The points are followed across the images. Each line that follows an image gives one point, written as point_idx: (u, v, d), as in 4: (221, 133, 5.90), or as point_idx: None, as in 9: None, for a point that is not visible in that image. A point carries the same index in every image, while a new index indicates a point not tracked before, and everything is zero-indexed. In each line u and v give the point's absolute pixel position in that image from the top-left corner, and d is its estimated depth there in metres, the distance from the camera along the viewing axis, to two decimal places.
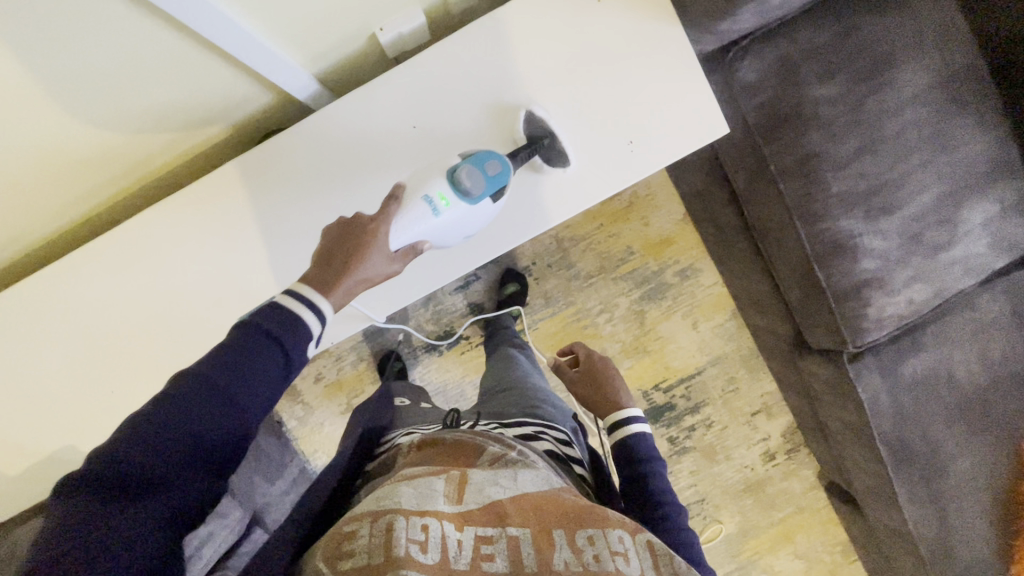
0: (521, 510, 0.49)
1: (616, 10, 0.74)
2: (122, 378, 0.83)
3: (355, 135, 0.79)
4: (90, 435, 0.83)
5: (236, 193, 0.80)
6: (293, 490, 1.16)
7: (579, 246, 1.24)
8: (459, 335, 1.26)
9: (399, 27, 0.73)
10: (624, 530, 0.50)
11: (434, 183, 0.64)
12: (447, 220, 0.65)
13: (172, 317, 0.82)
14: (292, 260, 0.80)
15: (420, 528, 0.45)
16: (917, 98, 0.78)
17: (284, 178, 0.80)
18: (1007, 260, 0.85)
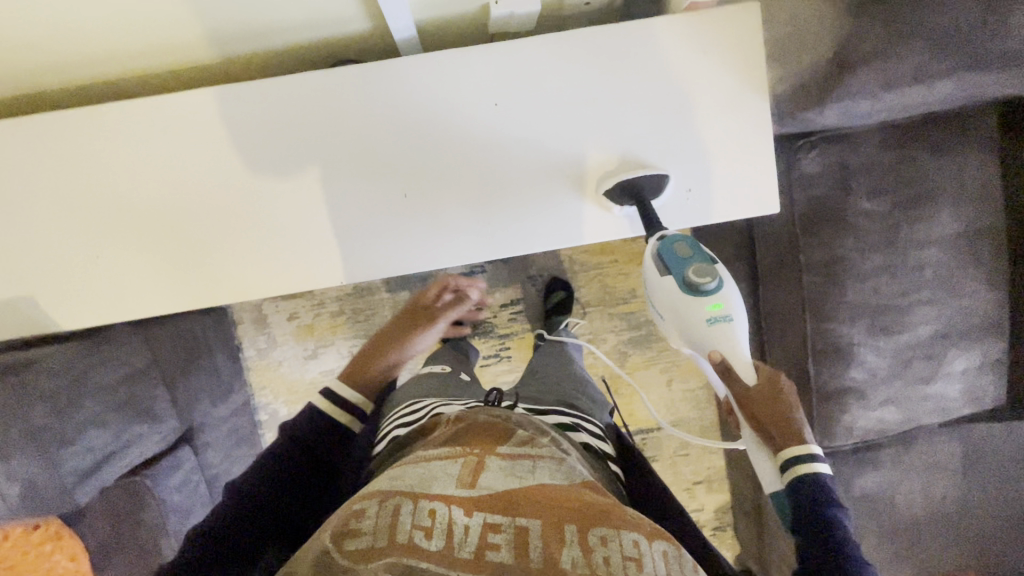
0: (536, 501, 0.48)
1: (714, 69, 0.75)
2: (136, 263, 0.77)
3: (435, 90, 0.76)
4: (64, 303, 0.77)
5: (288, 112, 0.75)
6: (233, 420, 1.11)
7: (587, 272, 1.25)
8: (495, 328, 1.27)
9: (514, 7, 0.73)
10: (640, 536, 0.47)
11: (702, 327, 0.69)
12: (734, 311, 0.70)
13: (190, 216, 0.76)
14: (330, 199, 0.77)
15: (427, 513, 0.46)
16: (943, 240, 0.84)
17: (355, 102, 0.75)
18: (972, 409, 0.91)
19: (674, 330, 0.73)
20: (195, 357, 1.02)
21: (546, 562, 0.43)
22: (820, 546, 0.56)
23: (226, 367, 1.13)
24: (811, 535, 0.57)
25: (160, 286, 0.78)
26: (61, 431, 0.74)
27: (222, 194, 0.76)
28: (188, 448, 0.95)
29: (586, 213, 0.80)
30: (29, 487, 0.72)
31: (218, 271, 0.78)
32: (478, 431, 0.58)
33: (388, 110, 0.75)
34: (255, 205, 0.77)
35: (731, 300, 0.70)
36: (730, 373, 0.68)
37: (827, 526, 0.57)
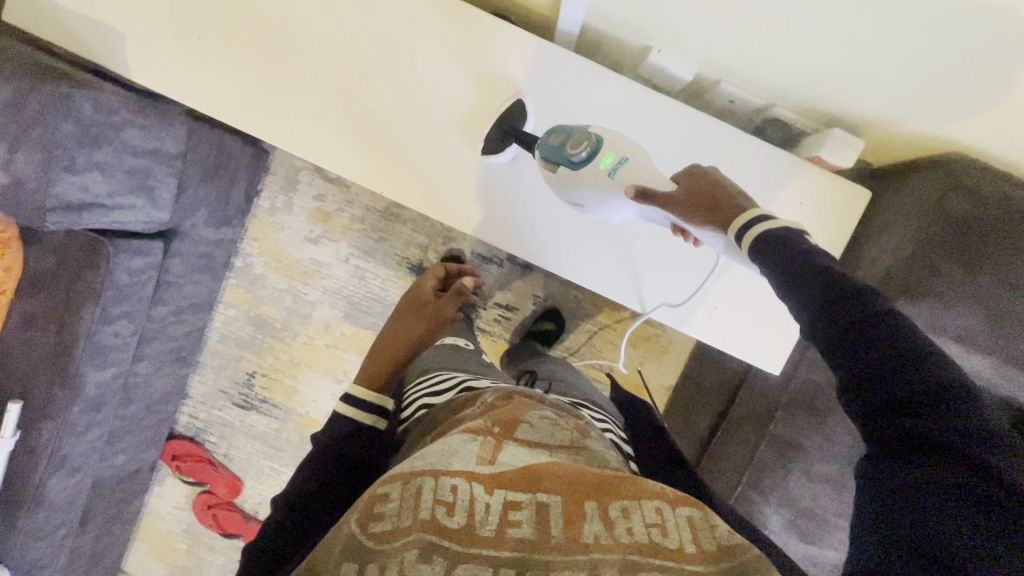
0: (556, 476, 0.54)
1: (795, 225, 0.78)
2: (281, 94, 0.80)
3: (564, 91, 0.79)
4: (153, 60, 0.80)
5: (437, 25, 0.78)
6: (214, 247, 1.12)
7: (586, 324, 1.27)
8: (478, 310, 1.28)
9: (669, 63, 0.77)
10: (660, 502, 0.53)
11: (610, 185, 0.68)
12: (629, 152, 0.68)
13: (298, 52, 0.79)
14: (417, 115, 0.80)
15: (449, 490, 0.51)
16: None
17: (497, 52, 0.78)
18: None
19: (594, 204, 0.71)
20: (219, 174, 1.04)
21: (567, 535, 0.49)
22: (889, 401, 0.44)
23: (238, 200, 1.13)
24: (876, 393, 0.45)
25: (230, 91, 0.81)
26: (70, 157, 0.71)
27: (337, 52, 0.79)
28: (160, 244, 0.98)
29: (619, 271, 0.85)
30: (15, 182, 0.69)
31: (285, 115, 0.81)
32: (500, 408, 0.64)
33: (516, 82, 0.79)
34: (405, 100, 0.80)
35: (610, 153, 0.68)
36: (647, 196, 0.64)
37: (890, 372, 0.44)
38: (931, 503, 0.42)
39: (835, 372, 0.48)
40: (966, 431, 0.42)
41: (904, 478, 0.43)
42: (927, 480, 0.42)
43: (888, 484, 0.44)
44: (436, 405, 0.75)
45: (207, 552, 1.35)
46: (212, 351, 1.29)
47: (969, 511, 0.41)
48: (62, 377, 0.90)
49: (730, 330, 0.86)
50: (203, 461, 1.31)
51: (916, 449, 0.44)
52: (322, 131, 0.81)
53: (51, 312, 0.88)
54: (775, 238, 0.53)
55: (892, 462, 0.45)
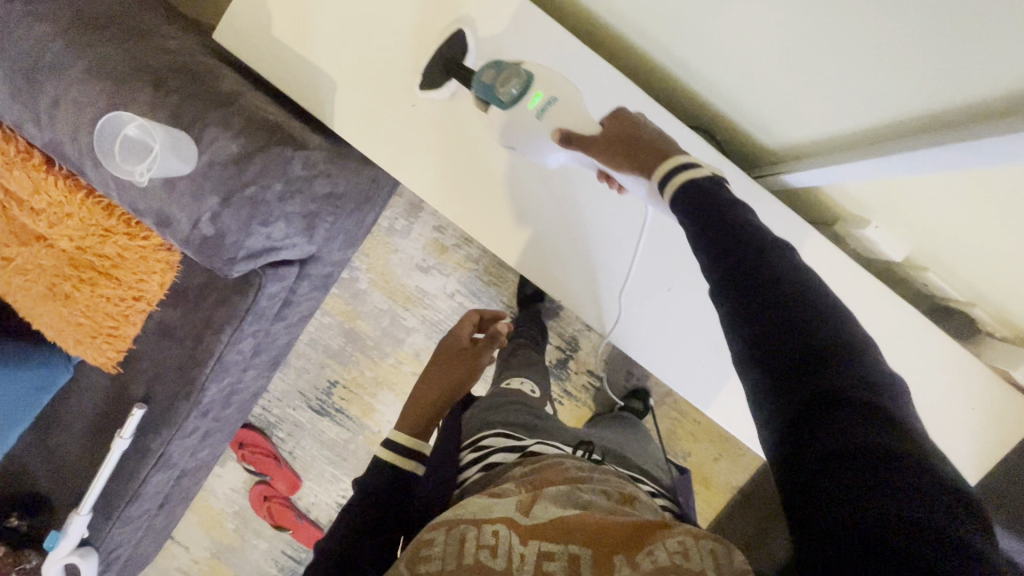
0: (586, 523, 0.52)
1: (961, 425, 0.78)
2: (417, 136, 0.76)
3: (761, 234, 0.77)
4: (367, 113, 0.76)
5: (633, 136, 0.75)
6: (334, 266, 1.08)
7: (670, 409, 1.27)
8: (568, 371, 1.27)
9: (883, 241, 0.75)
10: (685, 535, 0.51)
11: (539, 128, 0.66)
12: (560, 91, 0.65)
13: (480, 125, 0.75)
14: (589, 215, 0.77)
15: (491, 534, 0.52)
16: None
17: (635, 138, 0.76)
18: None
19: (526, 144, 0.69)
20: (365, 205, 1.00)
21: None
22: (796, 362, 0.41)
23: (368, 222, 1.09)
24: (779, 360, 0.41)
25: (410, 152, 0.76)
26: (267, 207, 0.66)
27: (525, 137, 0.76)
28: (296, 268, 0.94)
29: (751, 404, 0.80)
30: (215, 236, 0.66)
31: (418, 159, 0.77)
32: (546, 474, 0.62)
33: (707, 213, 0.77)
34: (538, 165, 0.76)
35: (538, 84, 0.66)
36: (572, 141, 0.63)
37: (785, 326, 0.42)
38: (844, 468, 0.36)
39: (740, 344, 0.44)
40: (860, 384, 0.39)
41: (815, 443, 0.38)
42: (842, 446, 0.37)
43: (808, 448, 0.38)
44: (502, 464, 0.67)
45: (253, 536, 1.38)
46: (299, 352, 1.30)
47: (866, 476, 0.35)
48: (186, 389, 0.89)
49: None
50: (268, 454, 1.33)
51: (830, 403, 0.38)
52: (450, 182, 0.78)
53: (190, 328, 0.87)
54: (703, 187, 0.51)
55: (813, 450, 0.38)
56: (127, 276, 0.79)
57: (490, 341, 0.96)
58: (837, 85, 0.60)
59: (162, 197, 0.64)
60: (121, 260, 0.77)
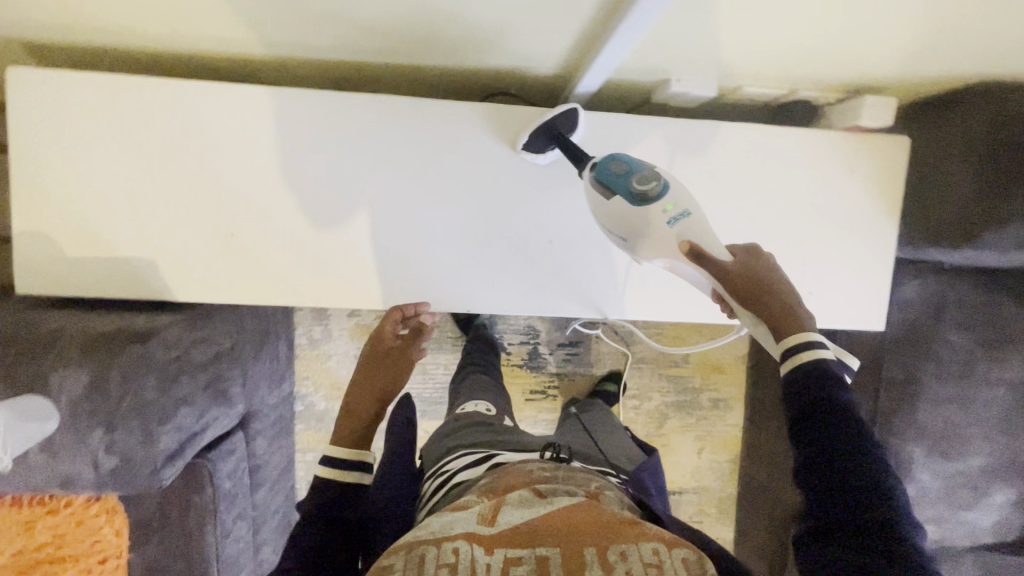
0: (563, 529, 0.58)
1: (863, 199, 0.82)
2: (198, 246, 0.75)
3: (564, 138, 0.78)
4: (178, 271, 0.75)
5: (422, 135, 0.76)
6: (279, 408, 1.08)
7: (647, 329, 1.29)
8: (543, 360, 1.27)
9: (691, 88, 0.78)
10: (658, 543, 0.58)
11: (664, 231, 0.63)
12: (690, 206, 0.65)
13: (294, 206, 0.76)
14: (434, 231, 0.79)
15: (451, 552, 0.55)
16: (1011, 385, 0.91)
17: (398, 126, 0.76)
18: (995, 538, 0.98)
19: (647, 256, 0.66)
20: (266, 343, 1.00)
21: None
22: (853, 480, 0.52)
23: (283, 353, 1.09)
24: (831, 468, 0.53)
25: (241, 277, 0.76)
26: (162, 407, 0.66)
27: (337, 198, 0.77)
28: (241, 433, 0.91)
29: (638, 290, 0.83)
30: (124, 461, 0.65)
31: (207, 265, 0.76)
32: (505, 488, 0.68)
33: (526, 178, 0.79)
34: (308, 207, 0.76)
35: (642, 183, 0.64)
36: (702, 258, 0.61)
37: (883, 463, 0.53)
38: (869, 502, 0.51)
39: (808, 449, 0.56)
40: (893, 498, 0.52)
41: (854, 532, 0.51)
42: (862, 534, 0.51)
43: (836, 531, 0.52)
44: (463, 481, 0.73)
45: None
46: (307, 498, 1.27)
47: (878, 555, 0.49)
48: None
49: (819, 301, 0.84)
50: None
51: (852, 498, 0.52)
52: (249, 267, 0.76)
53: (173, 550, 0.83)
54: (819, 374, 0.57)
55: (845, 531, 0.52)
56: (77, 547, 0.79)
57: (416, 334, 0.84)
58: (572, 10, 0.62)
59: (48, 460, 0.63)
60: (64, 538, 0.78)
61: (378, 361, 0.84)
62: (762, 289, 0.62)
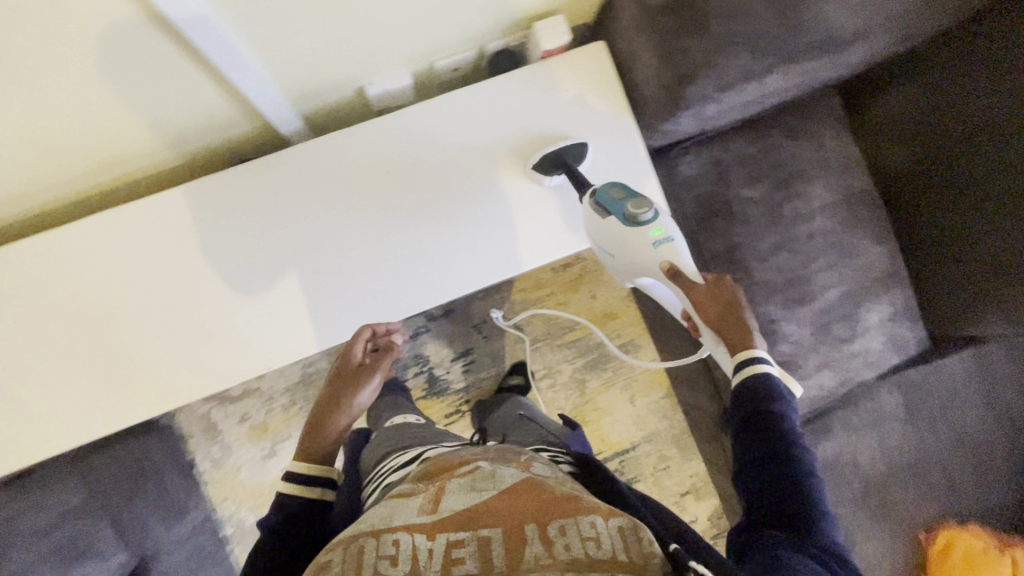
0: (514, 503, 0.50)
1: (590, 108, 0.83)
2: (72, 392, 0.76)
3: (344, 153, 0.81)
4: (72, 409, 0.76)
5: (227, 204, 0.78)
6: (191, 539, 1.05)
7: (529, 309, 1.29)
8: (445, 382, 1.27)
9: (387, 84, 0.82)
10: (597, 517, 0.48)
11: (648, 252, 0.72)
12: (673, 233, 0.74)
13: (160, 309, 0.77)
14: (279, 280, 0.79)
15: (391, 543, 0.47)
16: (822, 210, 0.93)
17: (203, 205, 0.78)
18: (901, 357, 0.96)
19: (626, 263, 0.75)
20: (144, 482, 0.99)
21: (508, 564, 0.43)
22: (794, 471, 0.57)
23: (177, 484, 1.08)
24: (779, 462, 0.58)
25: (127, 390, 0.76)
26: None
27: (181, 291, 0.78)
28: None
29: (499, 248, 0.83)
30: None
31: (90, 403, 0.76)
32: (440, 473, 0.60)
33: (331, 198, 0.80)
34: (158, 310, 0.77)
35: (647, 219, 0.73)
36: (678, 276, 0.72)
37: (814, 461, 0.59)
38: (788, 486, 0.56)
39: (757, 446, 0.60)
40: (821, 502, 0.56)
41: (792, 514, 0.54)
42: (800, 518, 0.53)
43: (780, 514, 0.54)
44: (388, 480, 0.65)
45: None
46: None
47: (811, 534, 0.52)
48: None
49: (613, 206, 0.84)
50: None
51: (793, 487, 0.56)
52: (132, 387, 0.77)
53: None
54: (762, 386, 0.65)
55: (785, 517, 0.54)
56: None
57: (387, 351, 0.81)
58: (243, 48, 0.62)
59: None
60: None
61: (356, 379, 0.78)
62: (727, 308, 0.72)
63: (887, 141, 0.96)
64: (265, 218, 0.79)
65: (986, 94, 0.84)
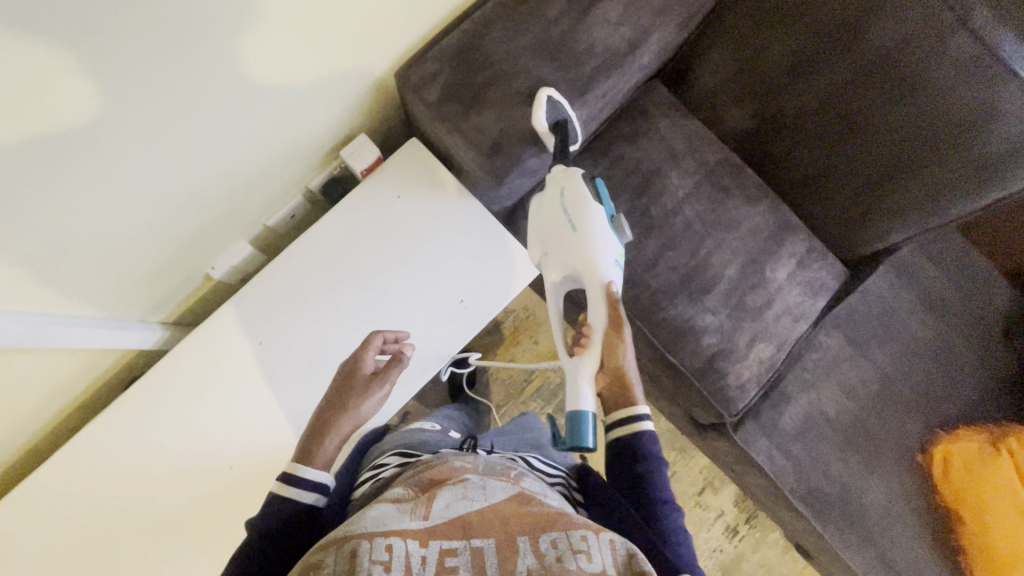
0: (510, 518, 0.45)
1: (429, 203, 0.85)
2: None
3: (260, 308, 0.81)
4: None
5: (197, 375, 0.78)
6: None
7: (481, 380, 1.28)
8: None
9: (230, 261, 0.81)
10: (586, 530, 0.45)
11: (601, 260, 0.70)
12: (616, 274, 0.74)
13: (177, 491, 0.75)
14: (268, 428, 0.79)
15: (384, 549, 0.41)
16: (690, 196, 0.93)
17: (176, 385, 0.78)
18: (825, 298, 0.96)
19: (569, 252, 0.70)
20: None
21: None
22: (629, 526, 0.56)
23: None
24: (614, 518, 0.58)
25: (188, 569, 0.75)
26: None
27: (187, 472, 0.76)
28: None
29: (450, 322, 0.84)
30: None
31: None
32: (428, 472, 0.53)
33: (273, 345, 0.81)
34: (175, 495, 0.75)
35: (614, 244, 0.72)
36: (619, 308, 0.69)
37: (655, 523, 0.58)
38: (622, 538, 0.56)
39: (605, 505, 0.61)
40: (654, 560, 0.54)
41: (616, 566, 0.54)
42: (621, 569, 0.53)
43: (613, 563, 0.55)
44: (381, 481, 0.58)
45: None
46: None
47: None
48: None
49: (492, 279, 0.85)
50: None
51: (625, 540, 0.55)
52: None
53: None
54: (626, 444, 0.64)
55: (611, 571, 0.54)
56: None
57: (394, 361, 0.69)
58: (138, 171, 0.55)
59: None
60: None
61: (361, 385, 0.65)
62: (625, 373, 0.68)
63: (723, 104, 0.97)
64: (233, 379, 0.79)
65: (778, 39, 0.86)
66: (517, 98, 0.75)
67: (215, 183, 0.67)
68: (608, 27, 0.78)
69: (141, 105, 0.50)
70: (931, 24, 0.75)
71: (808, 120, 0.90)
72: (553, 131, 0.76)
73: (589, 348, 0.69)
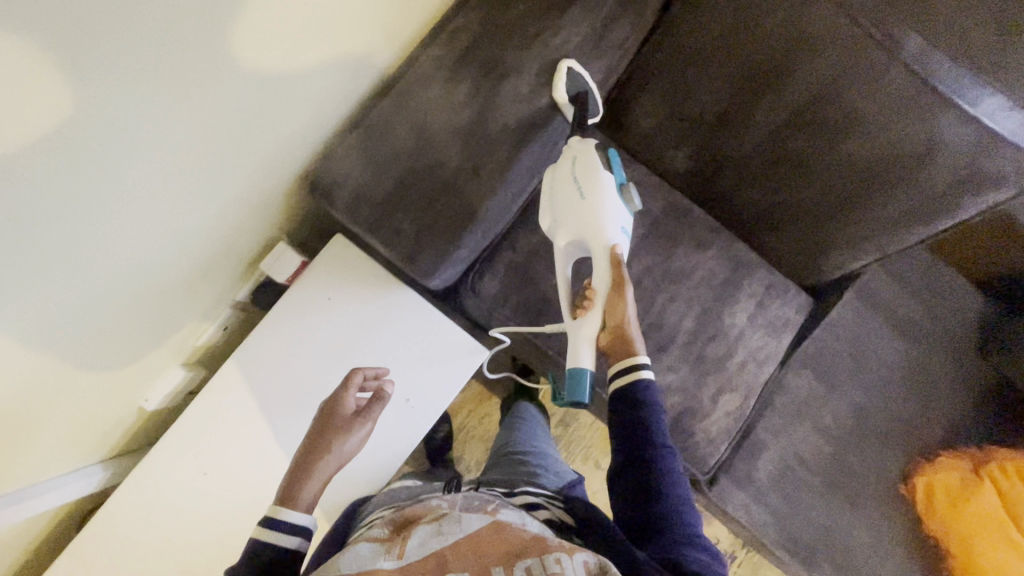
0: (486, 546, 0.43)
1: (363, 301, 0.81)
2: None
3: (198, 435, 0.75)
4: None
5: (149, 516, 0.72)
6: None
7: (458, 439, 1.26)
8: None
9: (163, 390, 0.77)
10: (562, 552, 0.42)
11: (606, 226, 0.68)
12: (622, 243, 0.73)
13: None
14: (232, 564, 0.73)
15: None
16: (637, 252, 0.89)
17: (127, 534, 0.71)
18: (790, 335, 0.92)
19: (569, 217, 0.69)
20: None
21: None
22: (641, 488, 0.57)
23: None
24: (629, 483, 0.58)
25: None
26: None
27: None
28: None
29: (394, 427, 0.79)
30: None
31: None
32: (404, 521, 0.51)
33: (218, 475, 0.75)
34: None
35: (620, 213, 0.69)
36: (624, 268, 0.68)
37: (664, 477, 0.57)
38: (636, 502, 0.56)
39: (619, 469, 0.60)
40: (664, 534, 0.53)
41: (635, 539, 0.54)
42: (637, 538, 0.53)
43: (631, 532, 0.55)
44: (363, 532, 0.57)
45: None
46: None
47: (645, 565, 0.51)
48: None
49: (438, 372, 0.81)
50: None
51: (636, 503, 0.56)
52: None
53: None
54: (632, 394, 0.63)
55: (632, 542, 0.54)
56: None
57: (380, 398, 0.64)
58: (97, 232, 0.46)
59: None
60: None
61: (345, 425, 0.61)
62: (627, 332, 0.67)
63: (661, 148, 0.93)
64: (190, 514, 0.73)
65: (707, 81, 0.81)
66: (436, 190, 0.72)
67: (135, 268, 0.54)
68: (521, 101, 0.73)
69: (73, 153, 0.39)
70: (861, 61, 0.70)
71: (750, 158, 0.85)
72: (572, 103, 0.75)
73: (592, 310, 0.69)
